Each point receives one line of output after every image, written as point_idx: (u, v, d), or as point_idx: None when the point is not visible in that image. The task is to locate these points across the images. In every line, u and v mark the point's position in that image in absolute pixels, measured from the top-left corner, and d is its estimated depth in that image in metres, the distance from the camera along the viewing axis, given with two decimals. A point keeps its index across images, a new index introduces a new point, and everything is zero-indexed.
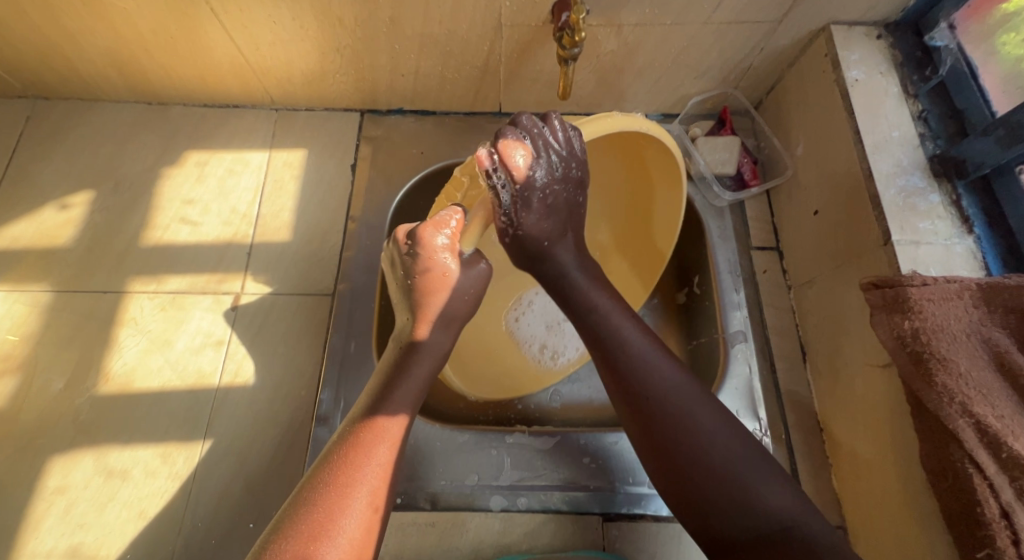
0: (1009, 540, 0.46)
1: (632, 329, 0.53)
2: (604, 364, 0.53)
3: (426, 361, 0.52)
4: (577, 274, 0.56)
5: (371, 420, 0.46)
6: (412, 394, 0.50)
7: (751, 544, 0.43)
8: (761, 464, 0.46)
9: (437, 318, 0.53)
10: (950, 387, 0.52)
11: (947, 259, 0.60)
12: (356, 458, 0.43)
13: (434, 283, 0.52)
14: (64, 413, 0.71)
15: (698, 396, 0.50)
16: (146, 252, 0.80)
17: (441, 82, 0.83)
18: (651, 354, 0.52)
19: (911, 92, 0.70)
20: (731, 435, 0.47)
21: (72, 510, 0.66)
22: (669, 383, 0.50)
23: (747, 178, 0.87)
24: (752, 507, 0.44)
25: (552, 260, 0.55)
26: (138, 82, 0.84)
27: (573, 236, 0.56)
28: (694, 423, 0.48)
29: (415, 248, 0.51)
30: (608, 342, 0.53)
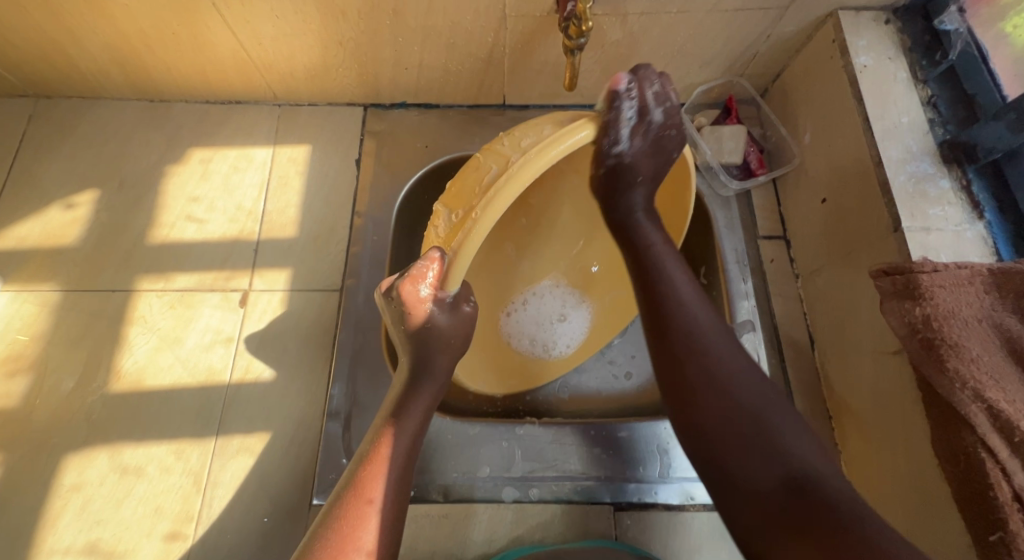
0: (1021, 522, 0.47)
1: (680, 278, 0.54)
2: (644, 295, 0.53)
3: (426, 389, 0.54)
4: (643, 217, 0.56)
5: (379, 440, 0.49)
6: (420, 415, 0.53)
7: (777, 488, 0.41)
8: (790, 415, 0.46)
9: (433, 363, 0.54)
10: (962, 373, 0.51)
11: (957, 245, 0.60)
12: (371, 472, 0.46)
13: (421, 332, 0.53)
14: (77, 411, 0.71)
15: (733, 349, 0.50)
16: (152, 250, 0.80)
17: (444, 75, 0.82)
18: (697, 306, 0.52)
19: (920, 77, 0.70)
20: (762, 381, 0.47)
21: (87, 508, 0.67)
22: (708, 329, 0.50)
23: (753, 167, 0.87)
24: (775, 451, 0.43)
25: (626, 196, 0.55)
26: (141, 80, 0.84)
27: (642, 195, 0.56)
28: (722, 368, 0.48)
29: (399, 301, 0.51)
30: (657, 277, 0.53)
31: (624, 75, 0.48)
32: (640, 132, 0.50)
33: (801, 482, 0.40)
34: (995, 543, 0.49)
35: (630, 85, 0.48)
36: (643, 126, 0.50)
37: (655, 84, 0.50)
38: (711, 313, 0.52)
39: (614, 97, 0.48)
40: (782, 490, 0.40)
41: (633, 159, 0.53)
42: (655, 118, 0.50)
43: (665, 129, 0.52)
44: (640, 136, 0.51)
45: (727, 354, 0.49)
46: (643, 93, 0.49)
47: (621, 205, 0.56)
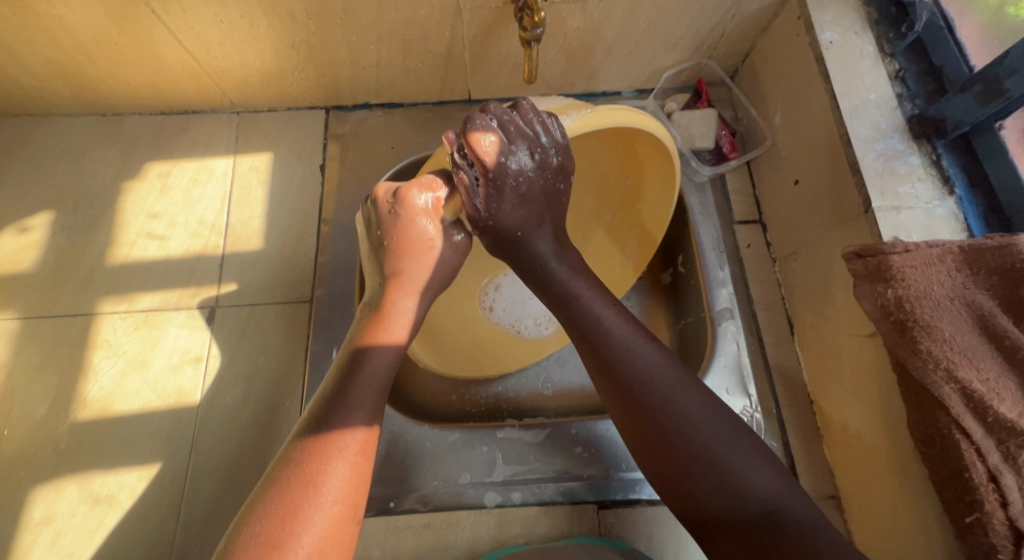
0: (998, 503, 0.46)
1: (616, 320, 0.52)
2: (592, 354, 0.51)
3: (381, 367, 0.48)
4: (556, 262, 0.55)
5: (332, 429, 0.43)
6: (369, 395, 0.46)
7: (744, 528, 0.43)
8: (745, 444, 0.46)
9: (410, 286, 0.53)
10: (934, 353, 0.51)
11: (928, 222, 0.58)
12: (317, 463, 0.41)
13: (411, 247, 0.52)
14: (44, 441, 0.69)
15: (686, 386, 0.48)
16: (113, 271, 0.78)
17: (404, 73, 0.80)
18: (638, 342, 0.50)
19: (887, 50, 0.68)
20: (720, 420, 0.46)
21: (60, 540, 0.65)
22: (651, 373, 0.49)
23: (726, 151, 0.85)
24: (737, 490, 0.43)
25: (528, 247, 0.54)
26: (89, 94, 0.81)
27: (548, 235, 0.54)
28: (676, 409, 0.47)
29: (396, 207, 0.51)
30: (598, 336, 0.51)
31: (452, 132, 0.47)
32: (535, 166, 0.49)
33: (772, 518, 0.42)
34: (973, 523, 0.49)
35: (485, 122, 0.48)
36: (540, 155, 0.49)
37: (524, 115, 0.49)
38: (661, 352, 0.50)
39: (460, 143, 0.48)
40: (751, 535, 0.42)
41: (515, 198, 0.50)
42: (553, 138, 0.49)
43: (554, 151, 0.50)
44: (536, 165, 0.49)
45: (674, 387, 0.48)
46: (524, 124, 0.49)
47: (523, 255, 0.54)
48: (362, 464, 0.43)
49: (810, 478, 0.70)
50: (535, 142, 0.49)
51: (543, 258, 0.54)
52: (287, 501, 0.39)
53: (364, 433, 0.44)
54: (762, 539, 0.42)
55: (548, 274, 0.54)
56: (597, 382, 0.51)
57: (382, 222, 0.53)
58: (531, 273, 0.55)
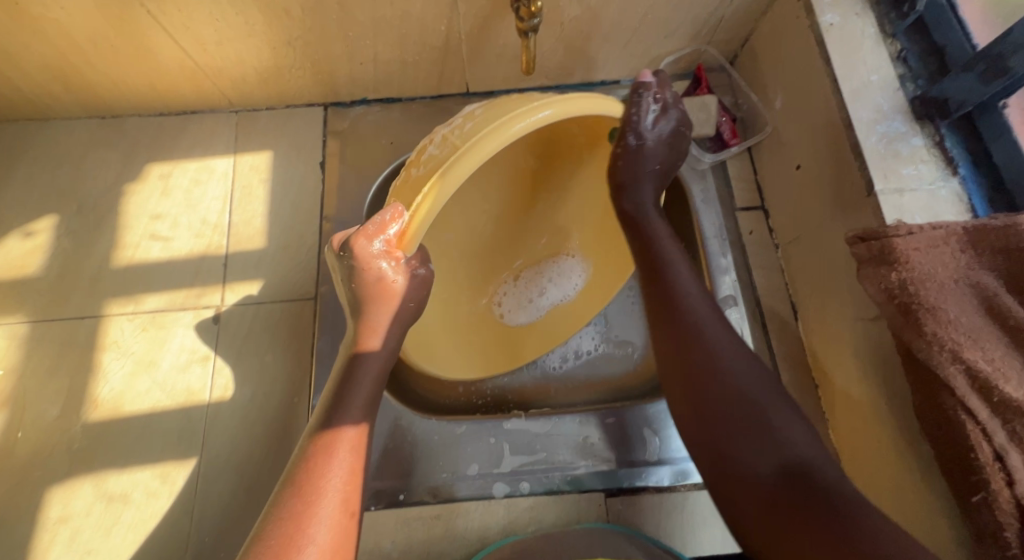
0: (1004, 482, 0.47)
1: (683, 267, 0.56)
2: (653, 300, 0.54)
3: (367, 374, 0.49)
4: (651, 211, 0.60)
5: (324, 435, 0.44)
6: (362, 398, 0.48)
7: (770, 476, 0.41)
8: (784, 399, 0.46)
9: (379, 329, 0.50)
10: (939, 335, 0.51)
11: (932, 204, 0.58)
12: (315, 469, 0.41)
13: (373, 292, 0.49)
14: (58, 443, 0.70)
15: (734, 339, 0.50)
16: (118, 273, 0.78)
17: (402, 67, 0.80)
18: (696, 296, 0.53)
19: (889, 31, 0.66)
20: (761, 376, 0.47)
21: (76, 539, 0.66)
22: (705, 319, 0.51)
23: (726, 138, 0.85)
24: (772, 437, 0.43)
25: (637, 191, 0.60)
26: (88, 96, 0.81)
27: (651, 188, 0.61)
28: (722, 357, 0.48)
29: (350, 258, 0.48)
30: (662, 279, 0.55)
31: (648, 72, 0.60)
32: (664, 119, 0.60)
33: (795, 467, 0.41)
34: (979, 503, 0.49)
35: (654, 83, 0.60)
36: (666, 116, 0.61)
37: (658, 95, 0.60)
38: (712, 307, 0.53)
39: (638, 95, 0.59)
40: (777, 480, 0.40)
41: (650, 145, 0.60)
42: (675, 114, 0.61)
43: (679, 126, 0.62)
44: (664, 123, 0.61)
45: (718, 337, 0.50)
46: (661, 95, 0.61)
47: (625, 195, 0.61)
48: (354, 464, 0.43)
49: None
50: (660, 96, 0.60)
51: (643, 207, 0.60)
52: (285, 510, 0.38)
53: (353, 433, 0.45)
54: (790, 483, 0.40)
55: (643, 222, 0.59)
56: (650, 327, 0.54)
57: (344, 271, 0.50)
58: (623, 216, 0.61)
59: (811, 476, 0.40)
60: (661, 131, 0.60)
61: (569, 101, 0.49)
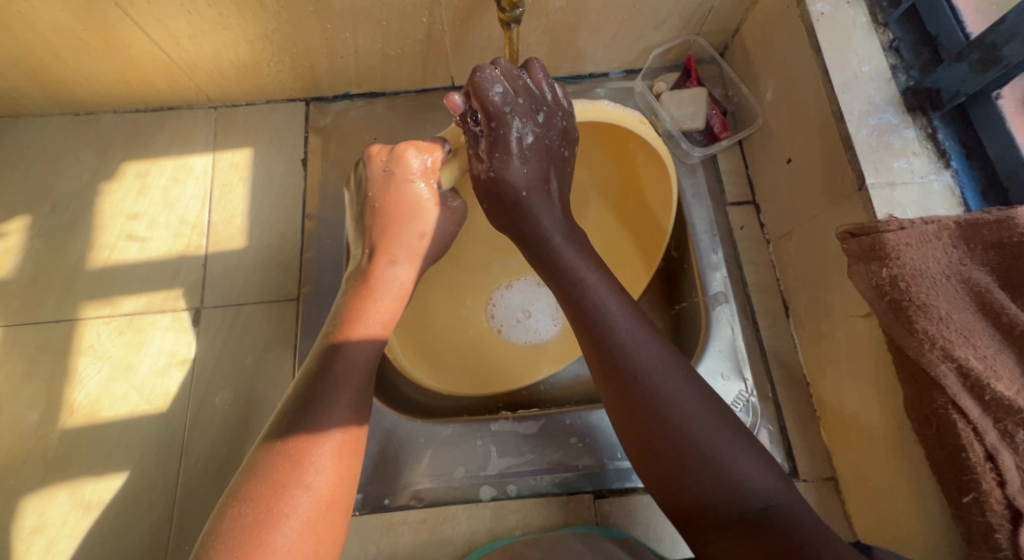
0: (995, 482, 0.46)
1: (612, 299, 0.51)
2: (588, 341, 0.50)
3: (356, 369, 0.46)
4: (560, 236, 0.55)
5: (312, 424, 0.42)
6: (354, 385, 0.45)
7: (734, 517, 0.41)
8: (738, 437, 0.44)
9: (401, 251, 0.55)
10: (930, 332, 0.50)
11: (924, 198, 0.56)
12: (297, 459, 0.40)
13: (404, 206, 0.56)
14: (33, 449, 0.69)
15: (683, 378, 0.46)
16: (94, 275, 0.77)
17: (384, 60, 0.78)
18: (629, 330, 0.49)
19: (881, 20, 0.65)
20: (706, 413, 0.45)
21: (52, 549, 0.65)
22: (649, 363, 0.47)
23: (717, 131, 0.83)
24: (730, 482, 0.42)
25: (530, 211, 0.55)
26: (60, 93, 0.79)
27: (546, 207, 0.55)
28: (669, 404, 0.45)
29: (391, 165, 0.55)
30: (591, 318, 0.50)
31: (501, 60, 0.54)
32: (524, 142, 0.54)
33: (768, 508, 0.40)
34: (970, 504, 0.48)
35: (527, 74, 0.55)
36: (523, 146, 0.54)
37: (495, 81, 0.51)
38: (655, 339, 0.49)
39: (491, 122, 0.52)
40: (746, 520, 0.40)
41: (515, 178, 0.55)
42: (530, 132, 0.54)
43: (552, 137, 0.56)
44: (519, 158, 0.54)
45: (666, 375, 0.46)
46: (483, 97, 0.51)
47: (530, 222, 0.55)
48: (343, 465, 0.42)
49: (807, 461, 0.70)
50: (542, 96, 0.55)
51: (550, 234, 0.55)
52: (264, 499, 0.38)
53: (342, 436, 0.43)
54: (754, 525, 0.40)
55: (553, 250, 0.54)
56: (591, 370, 0.50)
57: (376, 177, 0.57)
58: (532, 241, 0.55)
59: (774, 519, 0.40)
60: (524, 162, 0.55)
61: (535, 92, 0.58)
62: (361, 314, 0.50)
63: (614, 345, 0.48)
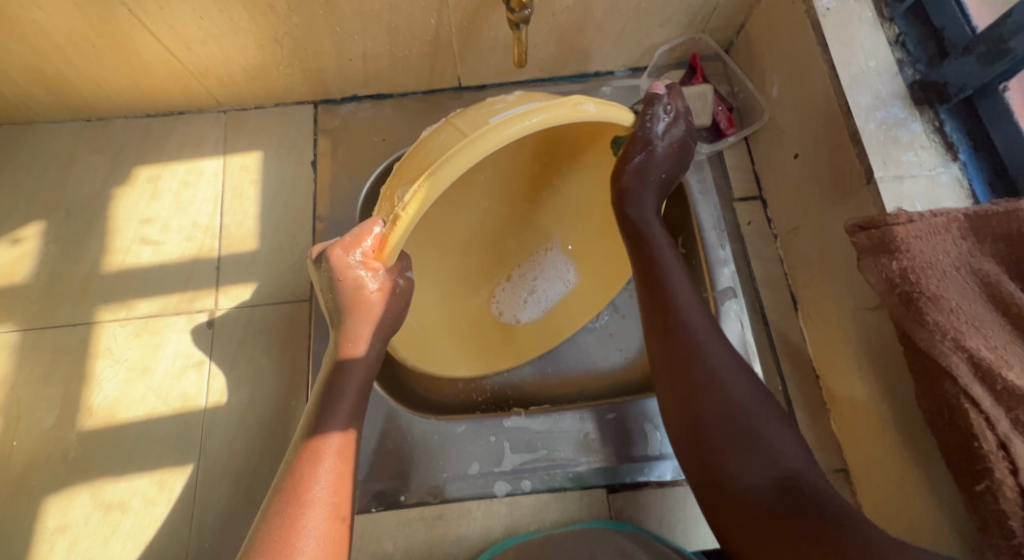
0: (1007, 470, 0.46)
1: (682, 280, 0.58)
2: (649, 310, 0.57)
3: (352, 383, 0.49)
4: (657, 227, 0.62)
5: (310, 442, 0.44)
6: (346, 407, 0.48)
7: (767, 487, 0.44)
8: (774, 413, 0.49)
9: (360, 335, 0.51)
10: (941, 323, 0.50)
11: (931, 190, 0.57)
12: (300, 481, 0.41)
13: (356, 300, 0.49)
14: (53, 452, 0.70)
15: (730, 353, 0.53)
16: (109, 279, 0.77)
17: (392, 62, 0.78)
18: (694, 307, 0.56)
19: (886, 15, 0.65)
20: (749, 388, 0.50)
21: (74, 549, 0.66)
22: (704, 334, 0.54)
23: (723, 128, 0.83)
24: (765, 451, 0.46)
25: (637, 202, 0.62)
26: (72, 99, 0.80)
27: (652, 197, 0.63)
28: (717, 370, 0.51)
29: (329, 269, 0.49)
30: (660, 286, 0.58)
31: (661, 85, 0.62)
32: (675, 128, 0.62)
33: (790, 480, 0.43)
34: (983, 492, 0.49)
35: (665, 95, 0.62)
36: (672, 132, 0.62)
37: (665, 112, 0.61)
38: (708, 320, 0.56)
39: (650, 110, 0.60)
40: (775, 494, 0.43)
41: (660, 154, 0.62)
42: (677, 126, 0.62)
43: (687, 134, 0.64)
44: (669, 139, 0.62)
45: (714, 351, 0.53)
46: (659, 109, 0.61)
47: (630, 209, 0.62)
48: (342, 477, 0.43)
49: (818, 453, 0.70)
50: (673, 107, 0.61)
51: (646, 218, 0.62)
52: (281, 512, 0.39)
53: (340, 440, 0.45)
54: (783, 503, 0.42)
55: (644, 232, 0.61)
56: (648, 340, 0.57)
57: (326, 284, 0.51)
58: (625, 220, 0.63)
59: (801, 487, 0.43)
60: (672, 142, 0.62)
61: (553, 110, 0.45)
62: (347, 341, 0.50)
63: (674, 311, 0.56)
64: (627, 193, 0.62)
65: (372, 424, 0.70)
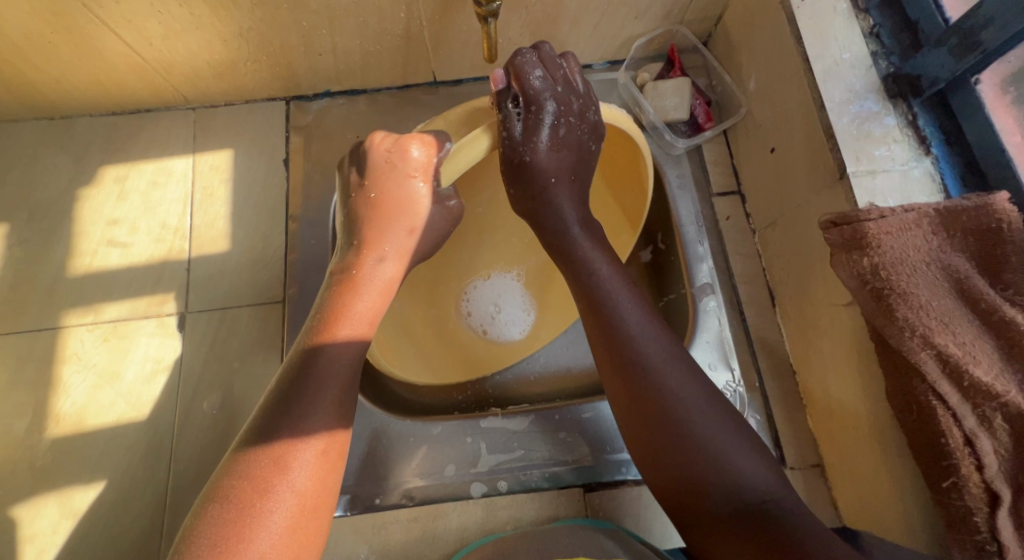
0: (973, 466, 0.47)
1: (628, 300, 0.51)
2: (596, 331, 0.51)
3: (332, 374, 0.44)
4: (577, 230, 0.55)
5: (280, 435, 0.40)
6: (332, 393, 0.43)
7: (733, 510, 0.42)
8: (740, 435, 0.45)
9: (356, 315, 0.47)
10: (910, 319, 0.50)
11: (904, 185, 0.56)
12: (269, 473, 0.38)
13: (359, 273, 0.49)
14: (20, 460, 0.68)
15: (687, 374, 0.47)
16: (75, 283, 0.76)
17: (363, 56, 0.77)
18: (641, 324, 0.50)
19: (861, 6, 0.63)
20: (718, 412, 0.46)
21: (44, 557, 0.65)
22: (658, 360, 0.48)
23: (701, 122, 0.82)
24: (728, 475, 0.43)
25: (552, 204, 0.55)
26: (34, 97, 0.78)
27: (569, 198, 0.55)
28: (675, 397, 0.46)
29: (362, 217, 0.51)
30: (605, 310, 0.51)
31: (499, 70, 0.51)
32: (536, 126, 0.51)
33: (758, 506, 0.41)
34: (948, 488, 0.49)
35: (516, 64, 0.52)
36: (535, 121, 0.51)
37: (538, 71, 0.51)
38: (666, 338, 0.49)
39: (501, 102, 0.51)
40: (733, 512, 0.42)
41: (540, 158, 0.53)
42: (547, 105, 0.51)
43: (560, 116, 0.52)
44: (542, 132, 0.52)
45: (670, 372, 0.47)
46: (525, 81, 0.50)
47: (545, 218, 0.56)
48: (320, 472, 0.40)
49: (794, 449, 0.70)
50: (552, 82, 0.52)
51: (566, 229, 0.55)
52: (247, 494, 0.37)
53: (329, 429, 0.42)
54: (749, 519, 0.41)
55: (570, 246, 0.55)
56: (599, 358, 0.51)
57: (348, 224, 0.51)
58: (551, 238, 0.56)
59: (770, 512, 0.40)
60: (548, 139, 0.53)
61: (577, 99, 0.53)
62: (343, 312, 0.47)
63: (623, 340, 0.49)
64: (541, 211, 0.56)
65: None
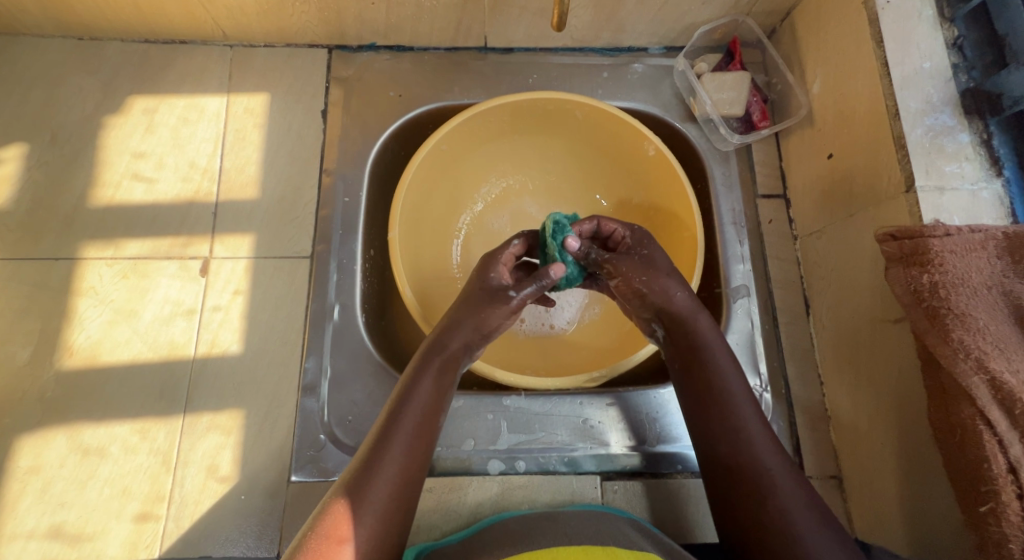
0: (1014, 494, 0.45)
1: (748, 402, 0.56)
2: (712, 417, 0.56)
3: (423, 391, 0.55)
4: (691, 318, 0.59)
5: (384, 428, 0.52)
6: (424, 407, 0.54)
7: None
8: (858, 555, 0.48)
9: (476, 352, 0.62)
10: (966, 342, 0.49)
11: (972, 206, 0.55)
12: (369, 467, 0.49)
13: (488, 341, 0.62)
14: (28, 389, 0.66)
15: (798, 481, 0.52)
16: (97, 214, 0.73)
17: (416, 11, 0.74)
18: (761, 436, 0.55)
19: (947, 15, 0.60)
20: (820, 525, 0.49)
21: (49, 491, 0.63)
22: (775, 465, 0.53)
23: (755, 120, 0.80)
24: None
25: (669, 295, 0.59)
26: (64, 13, 0.74)
27: (676, 283, 0.60)
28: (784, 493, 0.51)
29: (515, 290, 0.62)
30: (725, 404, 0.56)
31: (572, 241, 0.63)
32: (617, 227, 0.65)
33: None
34: (986, 514, 0.47)
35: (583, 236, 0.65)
36: (627, 229, 0.65)
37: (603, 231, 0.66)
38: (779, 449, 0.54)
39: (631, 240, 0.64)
40: None
41: (649, 245, 0.63)
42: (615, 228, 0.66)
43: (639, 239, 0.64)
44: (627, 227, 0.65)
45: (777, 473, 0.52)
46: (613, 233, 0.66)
47: (671, 293, 0.60)
48: (404, 476, 0.50)
49: (813, 456, 0.70)
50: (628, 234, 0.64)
51: (694, 311, 0.59)
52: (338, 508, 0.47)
53: (412, 433, 0.52)
54: None
55: (691, 325, 0.59)
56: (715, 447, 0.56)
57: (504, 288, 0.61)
58: (666, 313, 0.60)
59: None
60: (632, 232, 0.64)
61: (474, 109, 0.74)
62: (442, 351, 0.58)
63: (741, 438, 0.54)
64: (666, 284, 0.60)
65: (362, 386, 0.67)
